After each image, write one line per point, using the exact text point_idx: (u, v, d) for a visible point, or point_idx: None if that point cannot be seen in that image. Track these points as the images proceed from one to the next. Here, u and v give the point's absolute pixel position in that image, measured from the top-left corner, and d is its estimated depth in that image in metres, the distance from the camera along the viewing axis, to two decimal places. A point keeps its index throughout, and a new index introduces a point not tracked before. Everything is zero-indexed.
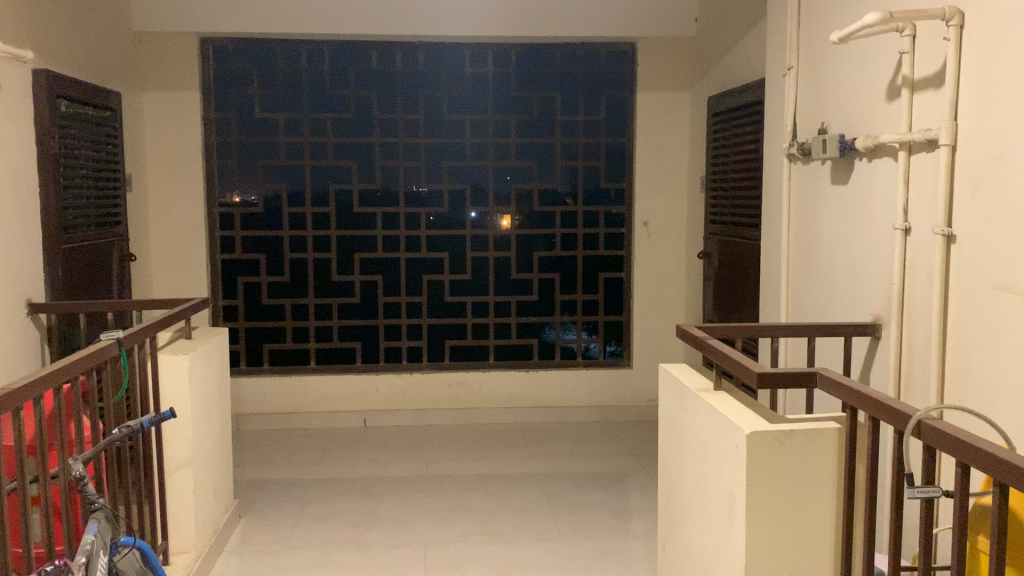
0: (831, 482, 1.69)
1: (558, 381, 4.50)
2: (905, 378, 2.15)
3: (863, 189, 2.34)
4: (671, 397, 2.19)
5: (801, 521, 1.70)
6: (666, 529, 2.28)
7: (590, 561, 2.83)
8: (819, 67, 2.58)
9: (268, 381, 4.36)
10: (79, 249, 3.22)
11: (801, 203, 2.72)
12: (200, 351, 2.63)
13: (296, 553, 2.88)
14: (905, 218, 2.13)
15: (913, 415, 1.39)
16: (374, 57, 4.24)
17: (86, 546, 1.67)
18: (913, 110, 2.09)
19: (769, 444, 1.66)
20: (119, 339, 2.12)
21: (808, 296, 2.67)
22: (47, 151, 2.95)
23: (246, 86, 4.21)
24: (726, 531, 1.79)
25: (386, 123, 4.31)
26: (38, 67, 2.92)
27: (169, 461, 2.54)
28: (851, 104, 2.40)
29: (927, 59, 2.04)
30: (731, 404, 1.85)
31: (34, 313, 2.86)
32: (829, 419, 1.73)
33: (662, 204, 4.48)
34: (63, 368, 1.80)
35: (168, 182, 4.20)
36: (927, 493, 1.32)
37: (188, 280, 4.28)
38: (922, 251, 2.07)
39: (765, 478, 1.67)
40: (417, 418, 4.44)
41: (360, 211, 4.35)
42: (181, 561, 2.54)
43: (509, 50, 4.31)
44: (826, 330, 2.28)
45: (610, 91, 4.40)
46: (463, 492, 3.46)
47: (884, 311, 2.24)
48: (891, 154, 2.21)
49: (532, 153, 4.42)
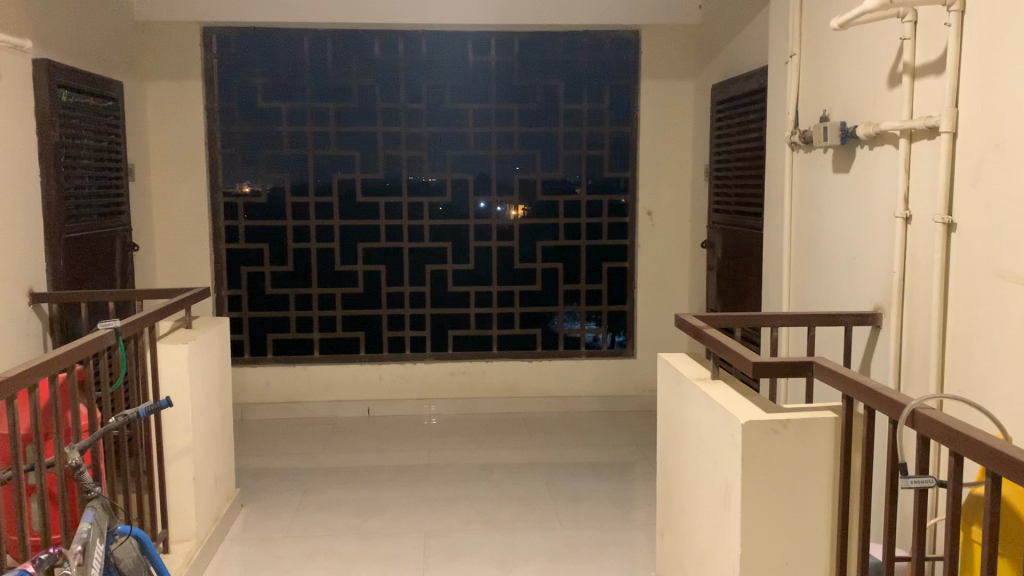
0: (826, 472, 1.68)
1: (562, 371, 4.51)
2: (905, 367, 2.14)
3: (864, 178, 2.32)
4: (669, 386, 2.17)
5: (797, 512, 1.69)
6: (664, 520, 2.27)
7: (589, 550, 2.83)
8: (821, 54, 2.55)
9: (272, 370, 4.37)
10: (81, 238, 3.23)
11: (803, 191, 2.70)
12: (199, 340, 2.64)
13: (296, 542, 2.89)
14: (906, 207, 2.11)
15: (908, 405, 1.38)
16: (377, 46, 4.23)
17: (82, 535, 1.68)
18: (914, 96, 2.07)
19: (765, 434, 1.66)
20: (116, 328, 2.12)
21: (809, 285, 2.65)
22: (49, 141, 2.96)
23: (249, 75, 4.21)
24: (722, 521, 1.78)
25: (389, 112, 4.29)
26: (38, 57, 2.92)
27: (169, 450, 2.55)
28: (853, 90, 2.38)
29: (928, 45, 2.02)
30: (727, 394, 1.84)
31: (35, 303, 2.87)
32: (826, 409, 1.72)
33: (666, 193, 4.46)
34: (60, 356, 1.81)
35: (171, 172, 4.21)
36: (921, 483, 1.31)
37: (192, 270, 4.30)
38: (922, 240, 2.06)
39: (761, 468, 1.67)
40: (420, 408, 4.44)
41: (363, 201, 4.34)
42: (181, 549, 2.56)
43: (512, 38, 4.29)
44: (827, 319, 2.26)
45: (613, 79, 4.38)
46: (464, 481, 3.47)
47: (884, 301, 2.22)
48: (891, 142, 2.18)
49: (536, 142, 4.40)
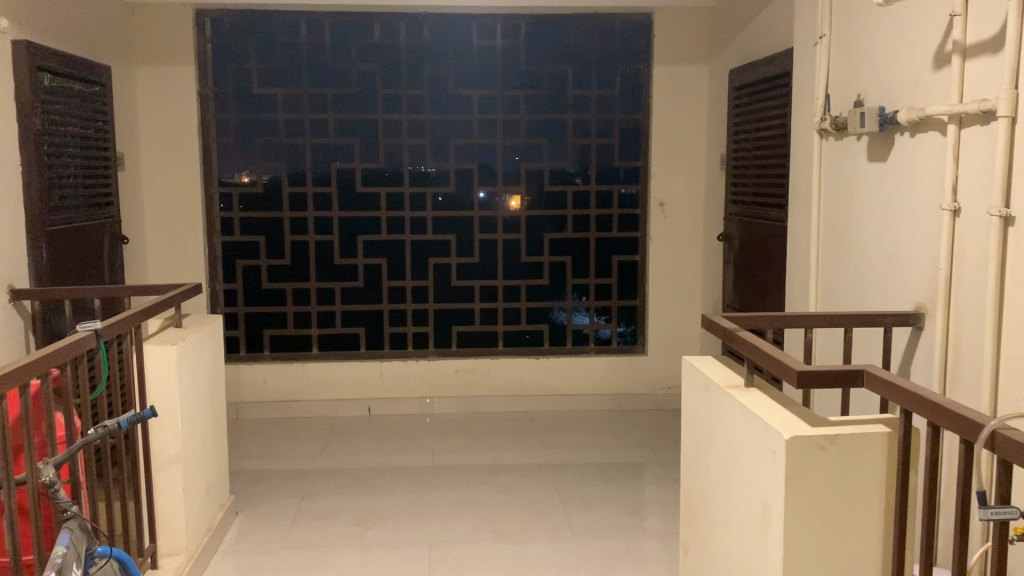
0: (878, 493, 1.53)
1: (570, 368, 4.35)
2: (951, 374, 1.97)
3: (904, 168, 2.16)
4: (694, 392, 2.02)
5: (845, 534, 1.53)
6: (688, 534, 2.12)
7: (604, 562, 2.68)
8: (855, 33, 2.38)
9: (269, 367, 4.21)
10: (66, 231, 3.06)
11: (833, 181, 2.53)
12: (189, 341, 2.48)
13: (294, 553, 2.74)
14: (954, 198, 1.94)
15: (986, 424, 1.21)
16: (377, 30, 4.04)
17: (57, 559, 1.52)
18: (964, 78, 1.91)
19: (811, 450, 1.49)
20: (97, 330, 1.94)
21: (839, 282, 2.49)
22: (29, 129, 2.78)
23: (245, 60, 4.03)
24: (760, 546, 1.62)
25: (390, 98, 4.12)
26: (19, 39, 2.74)
27: (157, 459, 2.40)
28: (893, 72, 2.20)
29: (981, 23, 1.85)
30: (765, 403, 1.68)
31: (16, 300, 2.71)
32: (877, 421, 1.56)
33: (679, 184, 4.28)
34: (34, 362, 1.63)
35: (163, 161, 4.04)
36: (1002, 515, 1.15)
37: (186, 264, 4.13)
38: (972, 234, 1.90)
39: (806, 487, 1.50)
40: (423, 407, 4.29)
41: (363, 190, 4.16)
42: (171, 563, 2.40)
43: (519, 21, 4.09)
44: (866, 319, 2.09)
45: (624, 64, 4.20)
46: (470, 485, 3.31)
47: (927, 300, 2.06)
48: (937, 128, 2.01)
49: (544, 130, 4.22)
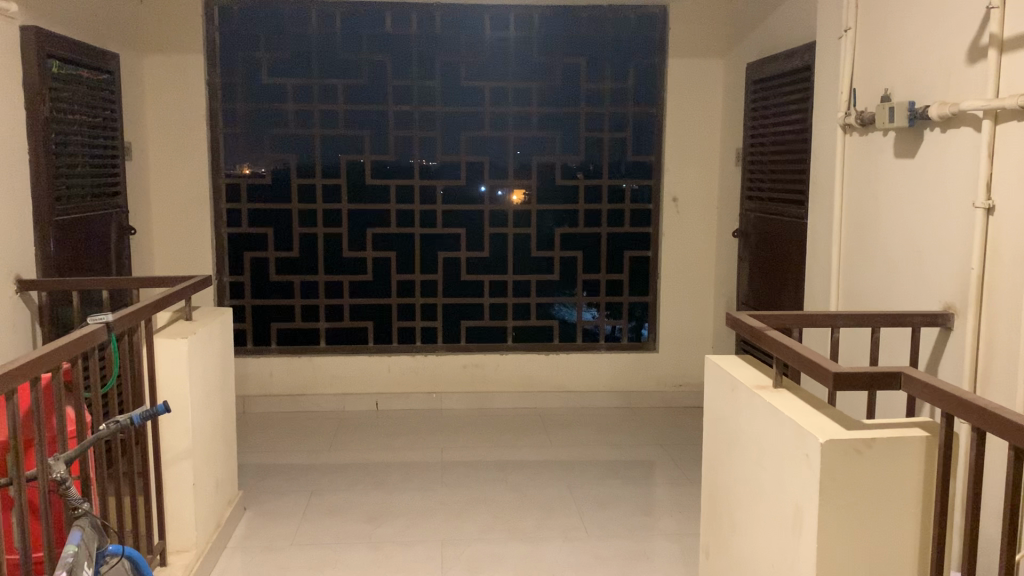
0: (916, 497, 1.48)
1: (579, 364, 4.31)
2: (983, 374, 1.92)
3: (934, 163, 2.11)
4: (718, 391, 1.98)
5: (880, 540, 1.48)
6: (710, 535, 2.08)
7: (619, 562, 2.64)
8: (884, 26, 2.32)
9: (275, 360, 4.17)
10: (74, 220, 3.02)
11: (858, 177, 2.48)
12: (199, 333, 2.44)
13: (304, 551, 2.69)
14: (988, 196, 1.90)
15: None
16: (388, 21, 3.98)
17: (68, 558, 1.48)
18: (1002, 73, 1.85)
19: (847, 454, 1.45)
20: (108, 323, 1.89)
21: (864, 281, 2.44)
22: (38, 117, 2.74)
23: (255, 50, 3.97)
24: (790, 550, 1.58)
25: (401, 90, 4.06)
26: (27, 24, 2.69)
27: (166, 455, 2.35)
28: (924, 66, 2.15)
29: (1021, 15, 1.80)
30: (797, 405, 1.63)
31: (23, 291, 2.67)
32: (915, 425, 1.51)
33: (693, 178, 4.23)
34: (46, 356, 1.59)
35: (170, 152, 3.99)
36: None
37: (192, 256, 4.08)
38: (1007, 232, 1.85)
39: (841, 491, 1.46)
40: (431, 402, 4.24)
41: (371, 183, 4.12)
42: (180, 561, 2.36)
43: (532, 13, 4.04)
44: (895, 319, 2.04)
45: (638, 57, 4.15)
46: (480, 483, 3.27)
47: (958, 299, 2.01)
48: (971, 124, 1.96)
49: (555, 123, 4.16)
